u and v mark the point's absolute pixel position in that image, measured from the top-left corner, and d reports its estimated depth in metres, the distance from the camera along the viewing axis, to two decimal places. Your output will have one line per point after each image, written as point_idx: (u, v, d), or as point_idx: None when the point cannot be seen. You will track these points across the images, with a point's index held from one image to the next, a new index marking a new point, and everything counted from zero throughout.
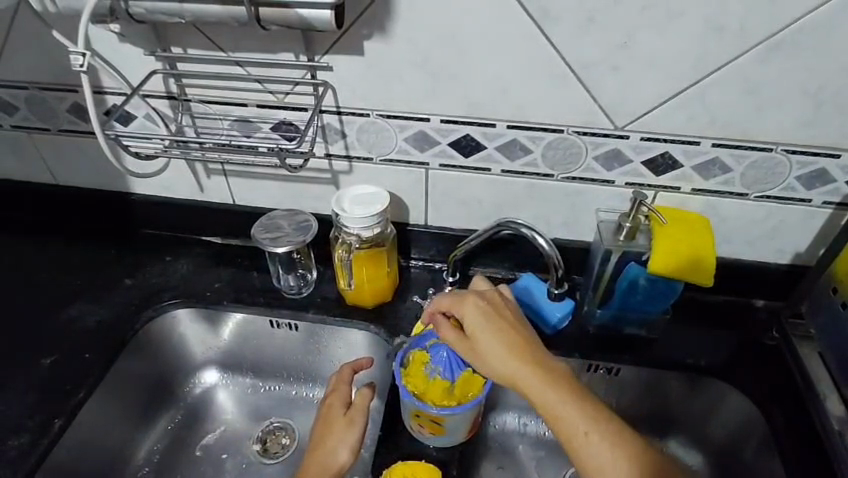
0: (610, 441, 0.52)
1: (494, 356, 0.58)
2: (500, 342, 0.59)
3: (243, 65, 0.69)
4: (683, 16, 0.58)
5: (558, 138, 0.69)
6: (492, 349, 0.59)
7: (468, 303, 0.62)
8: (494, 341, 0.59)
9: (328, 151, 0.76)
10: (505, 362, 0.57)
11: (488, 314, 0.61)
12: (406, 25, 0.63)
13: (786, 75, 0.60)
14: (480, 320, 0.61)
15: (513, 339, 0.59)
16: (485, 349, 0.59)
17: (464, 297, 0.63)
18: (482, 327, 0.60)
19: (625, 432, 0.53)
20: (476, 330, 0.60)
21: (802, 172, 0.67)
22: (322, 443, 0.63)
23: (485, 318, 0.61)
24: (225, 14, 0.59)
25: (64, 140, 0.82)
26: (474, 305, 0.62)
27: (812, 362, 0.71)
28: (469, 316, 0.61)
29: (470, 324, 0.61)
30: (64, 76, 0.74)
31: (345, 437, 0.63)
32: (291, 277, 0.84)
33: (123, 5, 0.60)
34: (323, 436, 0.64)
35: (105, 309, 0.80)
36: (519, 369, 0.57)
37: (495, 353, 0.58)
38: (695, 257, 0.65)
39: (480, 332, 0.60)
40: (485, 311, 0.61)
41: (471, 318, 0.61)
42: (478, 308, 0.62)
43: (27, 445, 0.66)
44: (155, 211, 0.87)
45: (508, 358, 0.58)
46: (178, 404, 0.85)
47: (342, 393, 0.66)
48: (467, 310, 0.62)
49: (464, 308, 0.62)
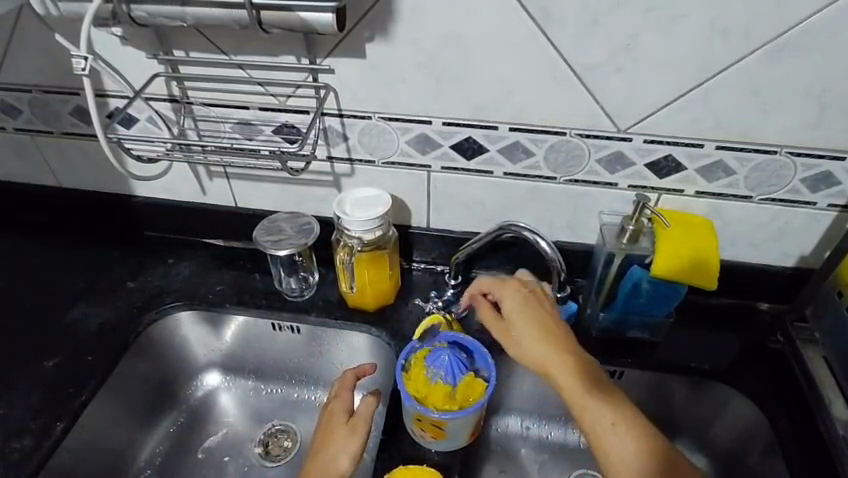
0: (631, 432, 0.54)
1: (527, 342, 0.62)
2: (535, 328, 0.62)
3: (245, 68, 0.69)
4: (687, 19, 0.57)
5: (561, 141, 0.69)
6: (526, 335, 0.62)
7: (509, 291, 0.67)
8: (529, 327, 0.62)
9: (329, 154, 0.76)
10: (537, 348, 0.61)
11: (529, 303, 0.65)
12: (408, 28, 0.63)
13: (791, 77, 0.60)
14: (520, 306, 0.65)
15: (548, 327, 0.62)
16: (520, 335, 0.62)
17: (507, 284, 0.67)
18: (520, 313, 0.64)
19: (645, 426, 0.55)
20: (514, 315, 0.64)
21: (806, 175, 0.66)
22: (324, 449, 0.63)
23: (524, 306, 0.65)
24: (227, 17, 0.58)
25: (67, 143, 0.82)
26: (515, 291, 0.66)
27: (817, 367, 0.70)
28: (510, 302, 0.65)
29: (509, 309, 0.65)
30: (67, 79, 0.74)
31: (347, 443, 0.62)
32: (293, 280, 0.83)
33: (125, 8, 0.60)
34: (325, 441, 0.63)
35: (108, 311, 0.81)
36: (550, 356, 0.60)
37: (529, 339, 0.61)
38: (699, 260, 0.65)
39: (518, 317, 0.64)
40: (525, 299, 0.65)
41: (512, 304, 0.65)
42: (519, 296, 0.66)
43: (30, 446, 0.66)
44: (158, 213, 0.87)
45: (541, 345, 0.61)
46: (180, 406, 0.85)
47: (344, 400, 0.66)
48: (509, 297, 0.66)
49: (507, 294, 0.67)
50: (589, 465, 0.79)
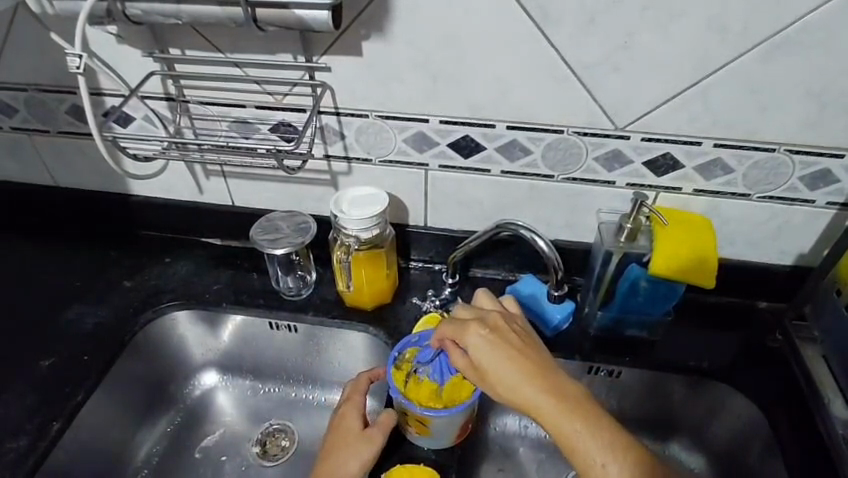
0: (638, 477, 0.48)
1: (507, 387, 0.53)
2: (513, 371, 0.53)
3: (241, 66, 0.69)
4: (684, 16, 0.57)
5: (559, 139, 0.68)
6: (504, 379, 0.53)
7: (471, 334, 0.56)
8: (505, 371, 0.53)
9: (327, 152, 0.76)
10: (520, 394, 0.52)
11: (497, 343, 0.55)
12: (405, 26, 0.62)
13: (788, 75, 0.59)
14: (489, 347, 0.55)
15: (526, 366, 0.53)
16: (497, 380, 0.53)
17: (466, 327, 0.57)
18: (492, 356, 0.54)
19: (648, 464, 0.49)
20: (485, 359, 0.54)
21: (805, 173, 0.66)
22: (335, 450, 0.62)
23: (493, 347, 0.55)
24: (222, 15, 0.58)
25: (63, 142, 0.82)
26: (477, 334, 0.56)
27: (816, 366, 0.70)
28: (476, 345, 0.56)
29: (477, 354, 0.55)
30: (63, 77, 0.74)
31: (360, 449, 0.61)
32: (290, 278, 0.83)
33: (120, 6, 0.59)
34: (337, 445, 0.62)
35: (105, 310, 0.80)
36: (535, 400, 0.51)
37: (508, 383, 0.53)
38: (697, 257, 0.65)
39: (489, 362, 0.54)
40: (492, 339, 0.55)
41: (478, 346, 0.55)
42: (484, 337, 0.56)
43: (26, 446, 0.66)
44: (155, 212, 0.87)
45: (523, 390, 0.52)
46: (177, 406, 0.85)
47: (356, 403, 0.66)
48: (474, 342, 0.56)
49: (470, 338, 0.56)
50: None
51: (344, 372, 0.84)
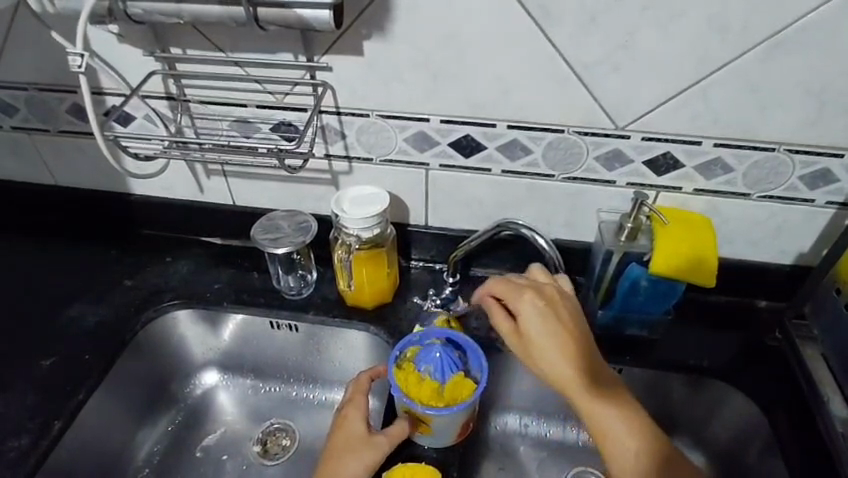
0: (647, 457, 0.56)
1: (547, 359, 0.59)
2: (557, 346, 0.59)
3: (242, 65, 0.69)
4: (685, 16, 0.57)
5: (560, 138, 0.69)
6: (546, 352, 0.59)
7: (526, 301, 0.61)
8: (551, 344, 0.59)
9: (327, 152, 0.76)
10: (559, 368, 0.58)
11: (548, 316, 0.60)
12: (406, 26, 0.62)
13: (789, 74, 0.60)
14: (541, 318, 0.60)
15: (569, 344, 0.59)
16: (540, 350, 0.59)
17: (523, 294, 0.62)
18: (541, 328, 0.60)
19: (663, 452, 0.57)
20: (533, 330, 0.60)
21: (804, 172, 0.66)
22: (338, 452, 0.62)
23: (544, 319, 0.60)
24: (223, 14, 0.58)
25: (64, 141, 0.82)
26: (533, 307, 0.61)
27: (817, 365, 0.70)
28: (529, 313, 0.61)
29: (527, 322, 0.61)
30: (64, 76, 0.74)
31: (363, 451, 0.61)
32: (291, 278, 0.83)
33: (121, 5, 0.59)
34: (341, 447, 0.62)
35: (105, 309, 0.80)
36: (571, 376, 0.58)
37: (550, 356, 0.59)
38: (697, 257, 0.65)
39: (537, 332, 0.60)
40: (545, 312, 0.60)
41: (530, 316, 0.61)
42: (538, 309, 0.60)
43: (27, 446, 0.66)
44: (156, 211, 0.87)
45: (562, 365, 0.58)
46: (178, 405, 0.85)
47: (359, 404, 0.66)
48: (527, 310, 0.61)
49: (523, 306, 0.62)
50: (587, 464, 0.79)
51: (345, 371, 0.84)
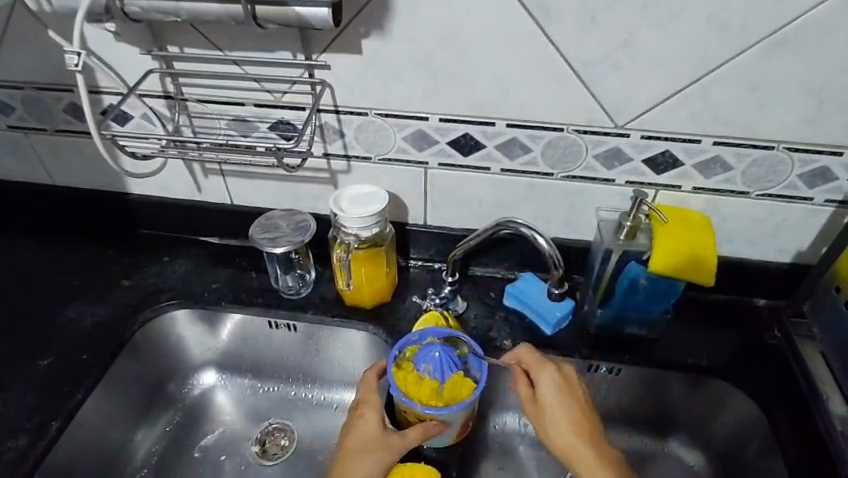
0: None
1: (557, 430, 0.61)
2: (568, 418, 0.61)
3: (240, 64, 0.69)
4: (684, 14, 0.57)
5: (559, 137, 0.68)
6: (556, 424, 0.61)
7: (544, 373, 0.64)
8: (562, 415, 0.61)
9: (326, 151, 0.75)
10: (566, 441, 0.60)
11: (564, 391, 0.63)
12: (405, 24, 0.62)
13: (788, 73, 0.60)
14: (555, 392, 0.63)
15: (579, 419, 0.61)
16: (551, 421, 0.62)
17: (544, 366, 0.64)
18: (554, 400, 0.62)
19: None
20: (548, 402, 0.63)
21: (803, 171, 0.67)
22: (353, 451, 0.61)
23: (558, 393, 0.63)
24: (222, 12, 0.58)
25: (61, 140, 0.81)
26: (552, 380, 0.63)
27: (816, 363, 0.71)
28: (545, 385, 0.63)
29: (544, 394, 0.63)
30: (61, 76, 0.74)
31: (380, 452, 0.60)
32: (290, 277, 0.83)
33: (119, 3, 0.59)
34: (357, 446, 0.61)
35: (103, 309, 0.80)
36: (578, 447, 0.60)
37: (559, 428, 0.61)
38: (698, 255, 0.65)
39: (550, 404, 0.62)
40: (561, 385, 0.63)
41: (546, 388, 0.63)
42: (555, 383, 0.63)
43: (25, 446, 0.66)
44: (153, 211, 0.86)
45: (570, 437, 0.60)
46: (176, 406, 0.84)
47: (373, 401, 0.64)
48: (545, 382, 0.63)
49: (542, 377, 0.64)
50: None
51: (344, 371, 0.84)
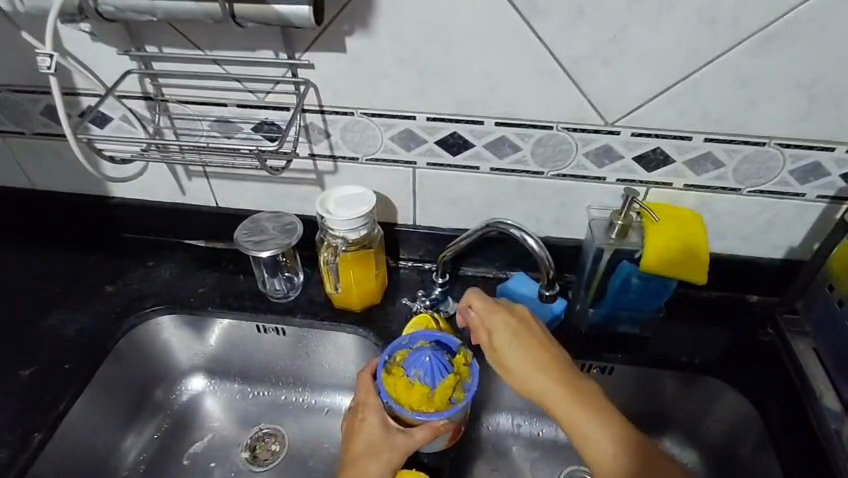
0: (618, 445, 0.55)
1: (517, 371, 0.61)
2: (521, 353, 0.61)
3: (221, 64, 0.67)
4: (674, 9, 0.56)
5: (549, 135, 0.67)
6: (517, 365, 0.61)
7: (498, 318, 0.64)
8: (515, 352, 0.61)
9: (312, 151, 0.74)
10: (528, 378, 0.60)
11: (519, 333, 0.63)
12: (389, 21, 0.61)
13: (780, 67, 0.59)
14: (511, 334, 0.63)
15: (535, 354, 0.61)
16: (508, 362, 0.62)
17: (495, 311, 0.64)
18: (511, 342, 0.62)
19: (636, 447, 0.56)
20: (503, 345, 0.62)
21: (796, 166, 0.66)
22: (357, 454, 0.61)
23: (513, 336, 0.62)
24: (198, 11, 0.56)
25: (38, 143, 0.79)
26: (504, 321, 0.64)
27: (809, 360, 0.70)
28: (499, 330, 0.63)
29: (499, 339, 0.63)
30: (36, 77, 0.71)
31: (386, 452, 0.60)
32: (278, 281, 0.81)
33: (91, 3, 0.57)
34: (360, 449, 0.61)
35: (87, 317, 0.78)
36: (543, 383, 0.59)
37: (522, 367, 0.60)
38: (689, 252, 0.64)
39: (508, 347, 0.62)
40: (515, 329, 0.63)
41: (501, 333, 0.63)
42: (508, 326, 0.63)
43: (7, 458, 0.64)
44: (137, 214, 0.85)
45: (532, 376, 0.60)
46: (165, 411, 0.83)
47: (372, 403, 0.63)
48: (499, 327, 0.63)
49: (495, 323, 0.64)
50: (580, 462, 0.78)
51: (335, 375, 0.82)
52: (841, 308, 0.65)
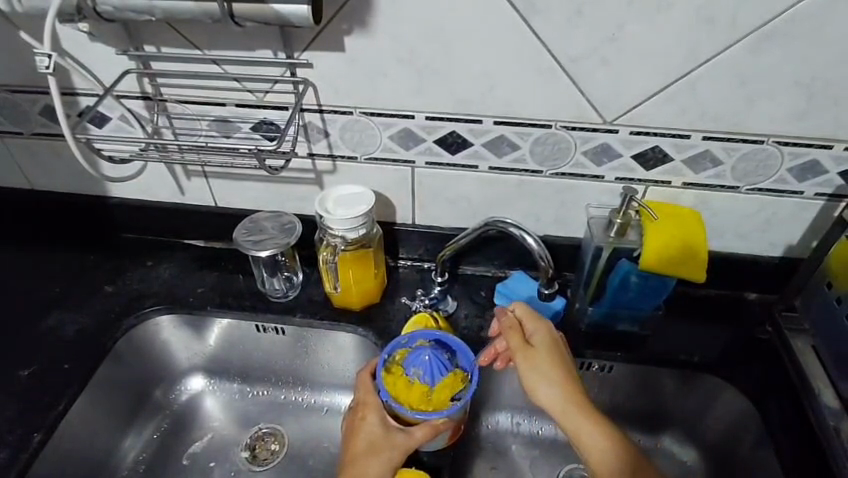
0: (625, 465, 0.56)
1: (546, 373, 0.60)
2: (556, 358, 0.61)
3: (220, 63, 0.67)
4: (672, 7, 0.56)
5: (547, 134, 0.67)
6: (551, 369, 0.60)
7: (540, 323, 0.64)
8: (551, 356, 0.61)
9: (311, 151, 0.74)
10: (557, 382, 0.59)
11: (554, 342, 0.63)
12: (387, 20, 0.61)
13: (778, 65, 0.59)
14: (548, 339, 0.62)
15: (566, 366, 0.61)
16: (540, 363, 0.60)
17: (540, 319, 0.64)
18: (547, 346, 0.62)
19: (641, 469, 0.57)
20: (541, 347, 0.61)
21: (794, 164, 0.66)
22: (358, 454, 0.61)
23: (550, 343, 0.62)
24: (196, 10, 0.56)
25: (36, 144, 0.79)
26: (545, 328, 0.64)
27: (808, 357, 0.70)
28: (539, 334, 0.63)
29: (540, 341, 0.62)
30: (34, 77, 0.71)
31: (386, 452, 0.60)
32: (278, 280, 0.81)
33: (90, 3, 0.57)
34: (361, 449, 0.61)
35: (86, 317, 0.78)
36: (570, 392, 0.59)
37: (552, 374, 0.60)
38: (689, 251, 0.64)
39: (544, 350, 0.61)
40: (553, 338, 0.63)
41: (542, 337, 0.63)
42: (548, 333, 0.63)
43: (7, 459, 0.64)
44: (136, 214, 0.85)
45: (558, 381, 0.59)
46: (164, 411, 0.83)
47: (372, 402, 0.63)
48: (541, 331, 0.63)
49: (537, 328, 0.63)
50: (579, 461, 0.79)
51: (334, 374, 0.83)
52: (840, 306, 0.65)
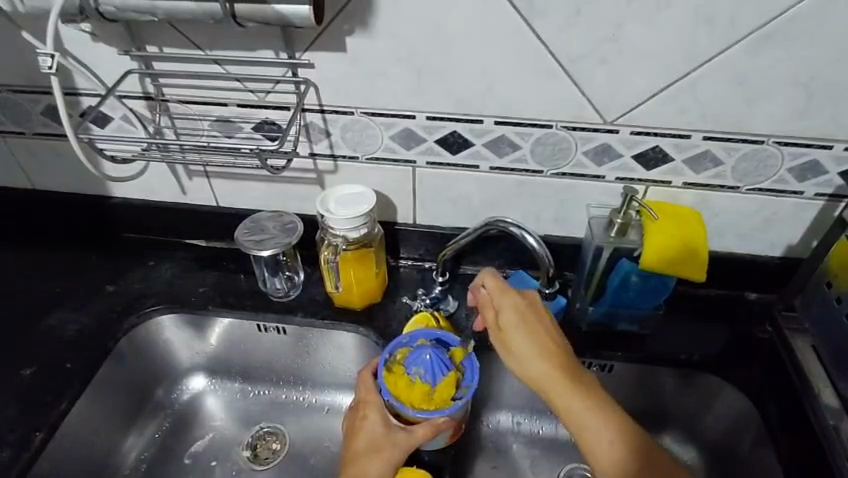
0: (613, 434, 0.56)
1: (521, 354, 0.60)
2: (527, 338, 0.60)
3: (221, 63, 0.67)
4: (672, 7, 0.56)
5: (547, 134, 0.68)
6: (523, 349, 0.60)
7: (507, 299, 0.63)
8: (521, 335, 0.60)
9: (312, 151, 0.74)
10: (531, 363, 0.59)
11: (526, 316, 0.62)
12: (388, 20, 0.61)
13: (777, 65, 0.59)
14: (518, 316, 0.62)
15: (542, 340, 0.60)
16: (513, 344, 0.61)
17: (508, 293, 0.63)
18: (517, 323, 0.61)
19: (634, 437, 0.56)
20: (510, 328, 0.61)
21: (794, 164, 0.66)
22: (358, 452, 0.61)
23: (521, 319, 0.62)
24: (198, 11, 0.56)
25: (38, 143, 0.79)
26: (512, 304, 0.63)
27: (808, 356, 0.70)
28: (507, 313, 0.62)
29: (507, 321, 0.62)
30: (36, 77, 0.72)
31: (387, 452, 0.60)
32: (278, 280, 0.81)
33: (92, 3, 0.57)
34: (361, 448, 0.61)
35: (87, 317, 0.78)
36: (546, 370, 0.58)
37: (526, 355, 0.60)
38: (689, 251, 0.65)
39: (514, 330, 0.61)
40: (524, 313, 0.62)
41: (509, 315, 0.62)
42: (517, 309, 0.62)
43: (9, 458, 0.64)
44: (137, 213, 0.85)
45: (534, 361, 0.59)
46: (165, 411, 0.83)
47: (373, 401, 0.63)
48: (508, 309, 0.62)
49: (505, 304, 0.63)
50: (579, 460, 0.79)
51: (335, 374, 0.83)
52: (840, 305, 0.65)
